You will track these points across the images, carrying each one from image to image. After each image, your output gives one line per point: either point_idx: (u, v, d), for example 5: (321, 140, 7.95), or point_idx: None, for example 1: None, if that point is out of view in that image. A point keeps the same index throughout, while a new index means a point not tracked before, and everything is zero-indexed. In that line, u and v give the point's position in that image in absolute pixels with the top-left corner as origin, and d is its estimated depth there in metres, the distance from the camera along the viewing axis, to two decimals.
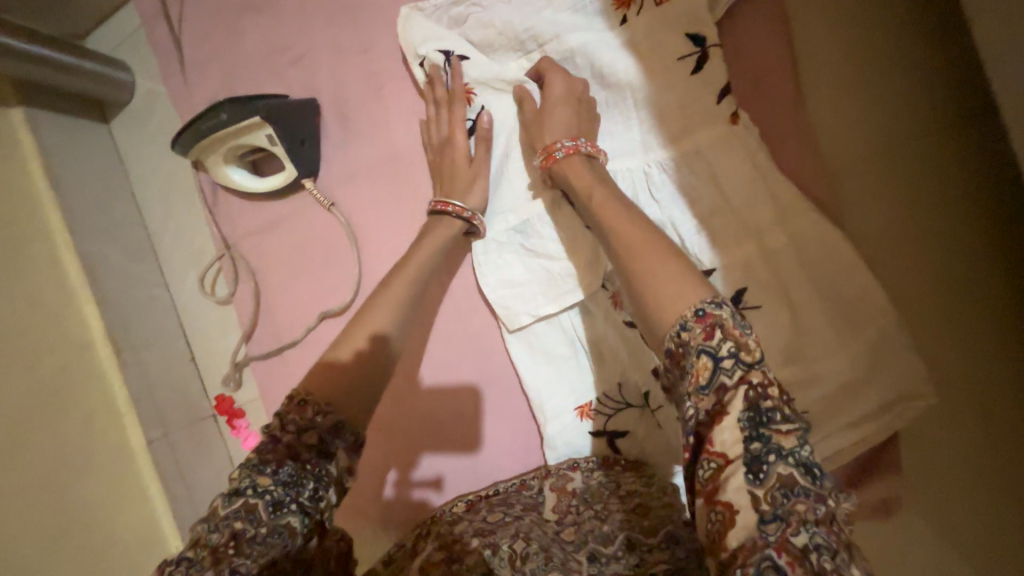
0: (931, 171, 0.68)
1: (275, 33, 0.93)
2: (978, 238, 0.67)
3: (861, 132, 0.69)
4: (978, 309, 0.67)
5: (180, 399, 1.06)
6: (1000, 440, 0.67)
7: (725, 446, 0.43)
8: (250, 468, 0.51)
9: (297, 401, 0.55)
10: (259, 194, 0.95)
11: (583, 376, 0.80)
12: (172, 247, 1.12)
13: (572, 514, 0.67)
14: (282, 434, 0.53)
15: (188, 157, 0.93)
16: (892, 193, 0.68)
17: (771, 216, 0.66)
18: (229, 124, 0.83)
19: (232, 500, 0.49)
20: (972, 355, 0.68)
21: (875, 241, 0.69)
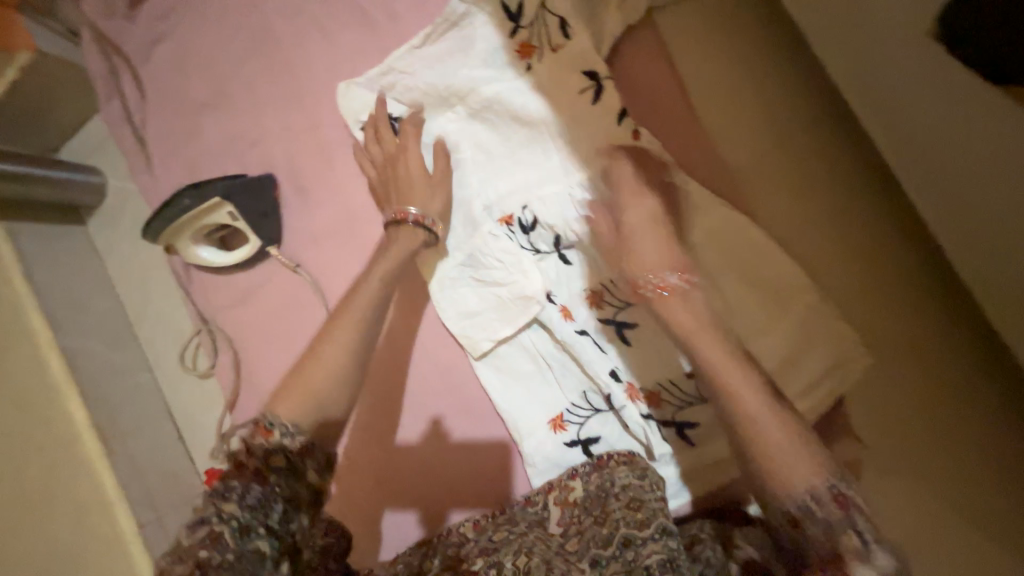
0: (816, 153, 0.77)
1: (230, 123, 1.03)
2: (870, 204, 0.75)
3: (750, 130, 0.78)
4: (887, 266, 0.74)
5: (169, 479, 1.07)
6: (944, 388, 0.71)
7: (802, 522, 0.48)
8: (214, 496, 0.54)
9: (264, 423, 0.58)
10: (229, 267, 1.02)
11: (551, 390, 0.84)
12: (152, 331, 1.16)
13: (575, 524, 0.70)
14: (245, 461, 0.56)
15: (159, 244, 1.00)
16: (789, 177, 0.77)
17: (685, 214, 0.74)
18: (192, 208, 0.91)
19: (197, 527, 0.53)
20: (892, 308, 0.74)
21: (784, 220, 0.76)
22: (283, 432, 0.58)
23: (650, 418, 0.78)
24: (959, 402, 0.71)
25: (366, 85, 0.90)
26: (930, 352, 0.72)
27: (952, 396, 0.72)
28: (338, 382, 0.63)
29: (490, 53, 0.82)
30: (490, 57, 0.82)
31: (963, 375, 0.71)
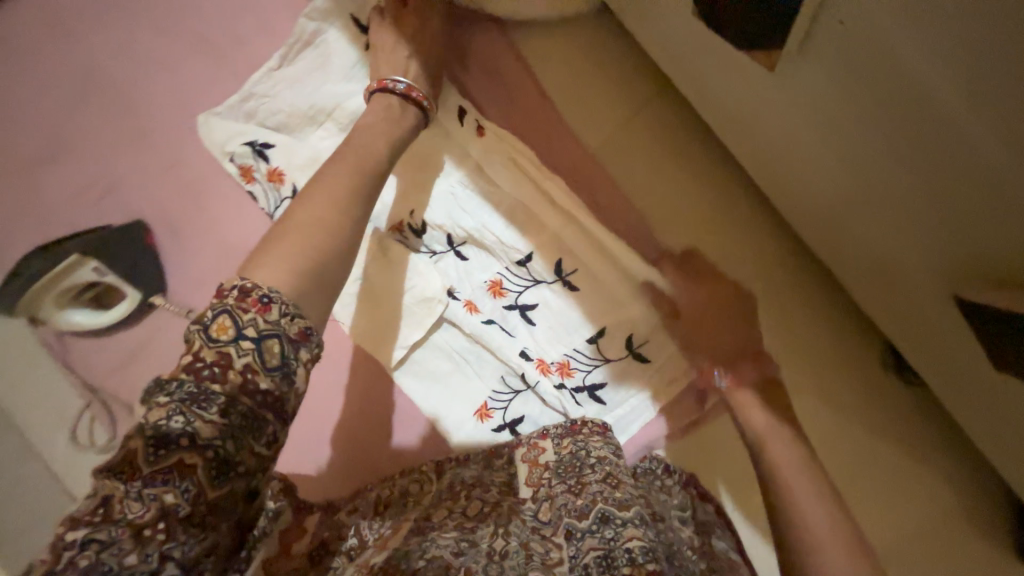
0: (658, 113, 0.85)
1: (77, 173, 0.94)
2: (706, 153, 0.85)
3: (597, 103, 0.84)
4: (731, 205, 0.85)
5: None
6: (781, 301, 0.85)
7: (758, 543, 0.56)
8: (185, 403, 0.43)
9: (252, 296, 0.46)
10: (109, 328, 0.93)
11: (471, 382, 0.87)
12: (32, 416, 1.03)
13: (544, 486, 0.70)
14: (222, 368, 0.44)
15: (19, 317, 0.89)
16: (636, 141, 0.84)
17: (556, 195, 0.80)
18: (48, 272, 0.83)
19: (161, 456, 0.42)
20: (743, 239, 0.85)
21: (642, 183, 0.84)
22: (282, 314, 0.47)
23: (564, 386, 0.84)
24: (797, 307, 0.85)
25: (224, 112, 0.87)
26: (783, 287, 0.85)
27: (801, 310, 0.85)
28: (302, 288, 0.50)
29: (348, 67, 0.83)
30: (349, 69, 0.82)
31: (796, 283, 0.85)
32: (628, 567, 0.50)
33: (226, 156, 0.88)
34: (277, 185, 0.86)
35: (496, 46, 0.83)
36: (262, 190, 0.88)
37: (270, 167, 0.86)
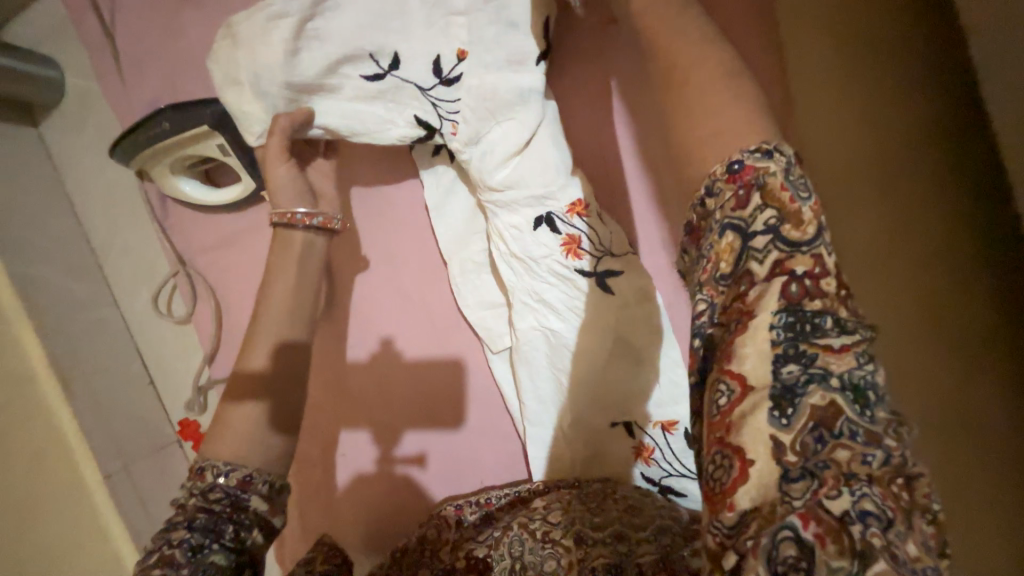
0: (906, 119, 0.66)
1: (222, 28, 0.84)
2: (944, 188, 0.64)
3: (827, 78, 0.69)
4: (947, 262, 0.64)
5: (139, 428, 1.01)
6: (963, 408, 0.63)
7: (750, 357, 0.35)
8: (164, 533, 0.52)
9: (196, 469, 0.55)
10: (214, 207, 0.88)
11: (580, 403, 0.73)
12: (121, 263, 1.03)
13: (561, 501, 0.65)
14: (192, 495, 0.54)
15: (131, 167, 0.84)
16: (852, 142, 0.68)
17: None
18: (171, 133, 0.74)
19: (148, 563, 0.50)
20: (950, 312, 0.64)
21: (830, 192, 0.69)
22: (217, 472, 0.54)
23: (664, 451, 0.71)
24: (990, 424, 0.62)
25: (351, 2, 0.66)
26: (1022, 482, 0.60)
27: (987, 430, 0.62)
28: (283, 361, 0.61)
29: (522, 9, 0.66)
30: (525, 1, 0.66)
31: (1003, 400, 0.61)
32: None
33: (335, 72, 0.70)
34: None
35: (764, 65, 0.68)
36: None
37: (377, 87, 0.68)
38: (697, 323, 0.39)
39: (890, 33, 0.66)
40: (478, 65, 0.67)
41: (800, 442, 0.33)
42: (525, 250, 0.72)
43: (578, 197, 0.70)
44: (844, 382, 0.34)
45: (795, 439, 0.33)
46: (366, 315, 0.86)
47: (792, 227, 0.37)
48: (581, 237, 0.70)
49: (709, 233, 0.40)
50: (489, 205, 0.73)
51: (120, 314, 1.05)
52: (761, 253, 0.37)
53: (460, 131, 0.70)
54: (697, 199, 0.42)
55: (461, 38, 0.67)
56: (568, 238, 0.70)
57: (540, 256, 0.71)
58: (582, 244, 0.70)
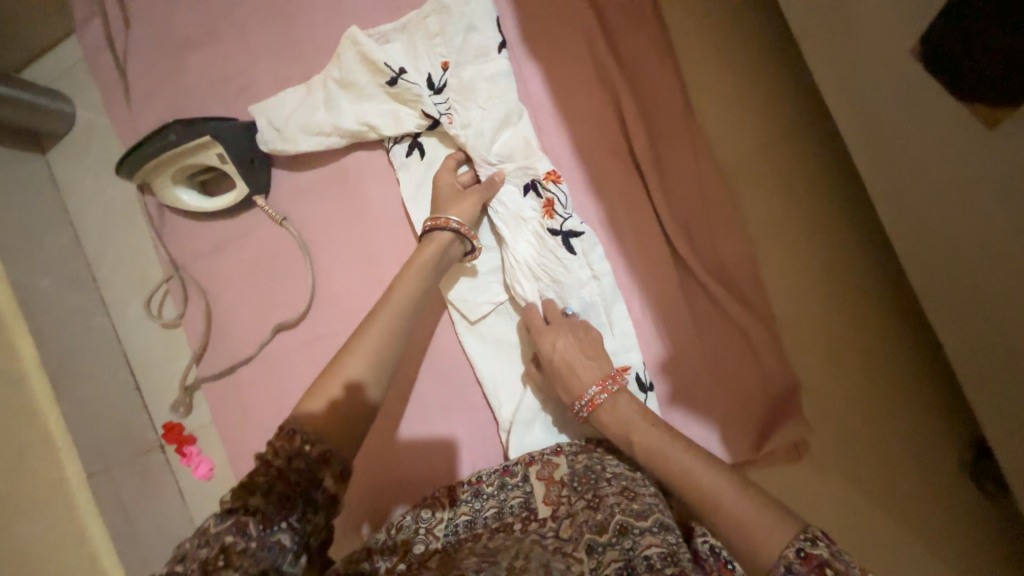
0: (782, 128, 0.83)
1: (221, 64, 0.98)
2: (819, 175, 0.82)
3: (723, 99, 0.84)
4: (843, 237, 0.82)
5: (122, 432, 1.03)
6: (871, 352, 0.81)
7: None
8: (239, 497, 0.57)
9: (286, 432, 0.61)
10: (209, 214, 0.98)
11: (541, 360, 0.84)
12: (114, 275, 1.10)
13: (564, 505, 0.71)
14: (280, 455, 0.59)
15: (134, 179, 0.94)
16: (752, 147, 0.84)
17: (663, 204, 0.81)
18: (178, 145, 0.86)
19: (225, 519, 0.56)
20: (842, 273, 0.82)
21: (743, 191, 0.84)
22: (303, 442, 0.61)
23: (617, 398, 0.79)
24: (888, 354, 0.80)
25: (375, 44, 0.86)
26: (879, 355, 0.81)
27: (870, 365, 0.80)
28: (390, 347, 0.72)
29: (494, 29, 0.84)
30: (492, 14, 0.84)
31: (889, 335, 0.81)
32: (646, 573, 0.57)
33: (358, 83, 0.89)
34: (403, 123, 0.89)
35: (662, 63, 0.83)
36: None
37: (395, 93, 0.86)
38: (782, 563, 0.56)
39: (769, 55, 0.84)
40: (460, 69, 0.83)
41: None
42: (512, 213, 0.82)
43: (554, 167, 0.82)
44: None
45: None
46: (346, 304, 0.95)
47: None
48: (556, 202, 0.81)
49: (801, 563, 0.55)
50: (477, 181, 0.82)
51: (109, 323, 1.11)
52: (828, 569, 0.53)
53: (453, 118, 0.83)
54: (795, 544, 0.57)
55: (443, 52, 0.84)
56: (544, 203, 0.81)
57: (523, 219, 0.82)
58: (556, 207, 0.80)
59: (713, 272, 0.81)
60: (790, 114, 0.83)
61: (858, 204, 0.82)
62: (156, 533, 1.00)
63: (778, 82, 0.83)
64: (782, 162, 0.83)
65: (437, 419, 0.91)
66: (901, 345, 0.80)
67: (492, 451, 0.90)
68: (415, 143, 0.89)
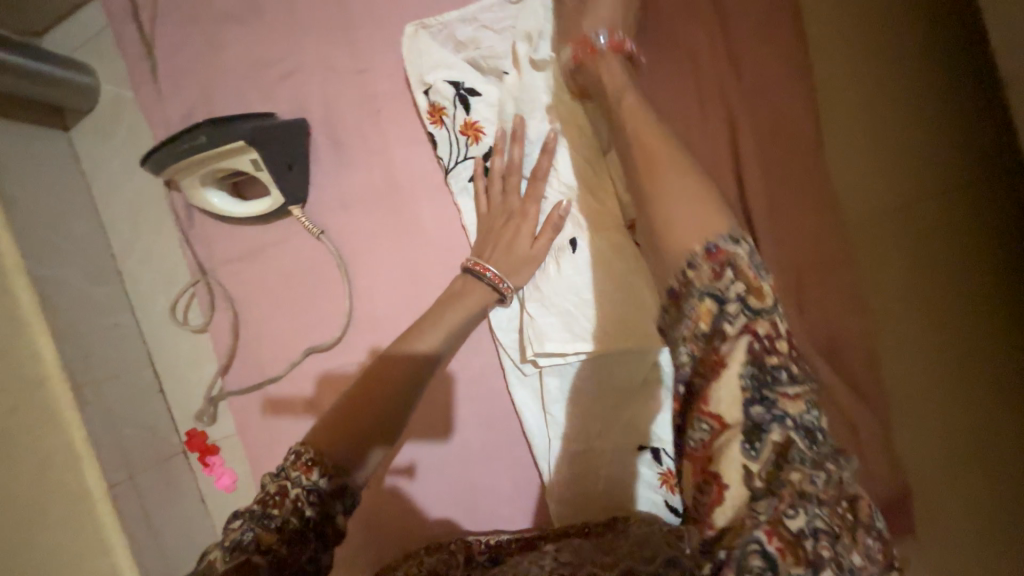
0: (933, 178, 0.67)
1: (260, 46, 0.86)
2: (968, 242, 0.66)
3: (863, 133, 0.68)
4: (985, 323, 0.67)
5: (147, 438, 0.99)
6: (1003, 466, 0.66)
7: (727, 409, 0.44)
8: (254, 520, 0.51)
9: (303, 456, 0.54)
10: (241, 218, 0.88)
11: (609, 418, 0.75)
12: (139, 269, 1.02)
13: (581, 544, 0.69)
14: (302, 475, 0.52)
15: (159, 174, 0.83)
16: (888, 198, 0.68)
17: (773, 262, 0.67)
18: (208, 148, 0.74)
19: (233, 556, 0.48)
20: (982, 364, 0.67)
21: (869, 249, 0.69)
22: (320, 472, 0.53)
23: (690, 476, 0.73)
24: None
25: (442, 49, 0.76)
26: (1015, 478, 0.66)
27: (995, 482, 0.66)
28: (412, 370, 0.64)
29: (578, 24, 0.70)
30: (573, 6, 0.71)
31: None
32: None
33: (423, 88, 0.76)
34: (471, 141, 0.75)
35: (795, 85, 0.67)
36: (447, 139, 0.76)
37: (468, 118, 0.75)
38: (680, 371, 0.49)
39: (932, 85, 0.67)
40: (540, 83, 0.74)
41: (772, 423, 0.43)
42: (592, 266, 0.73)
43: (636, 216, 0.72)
44: (811, 463, 0.42)
45: (770, 423, 0.43)
46: (383, 333, 0.86)
47: (756, 298, 0.46)
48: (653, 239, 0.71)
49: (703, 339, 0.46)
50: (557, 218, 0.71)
51: (135, 320, 1.04)
52: (798, 438, 0.43)
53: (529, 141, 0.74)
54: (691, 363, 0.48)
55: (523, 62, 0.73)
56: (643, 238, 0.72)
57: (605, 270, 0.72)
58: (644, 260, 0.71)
59: (821, 344, 0.67)
60: (955, 166, 0.66)
61: (1022, 293, 0.66)
62: (179, 542, 0.98)
63: (937, 122, 0.67)
64: (930, 225, 0.67)
65: (476, 469, 0.83)
66: None
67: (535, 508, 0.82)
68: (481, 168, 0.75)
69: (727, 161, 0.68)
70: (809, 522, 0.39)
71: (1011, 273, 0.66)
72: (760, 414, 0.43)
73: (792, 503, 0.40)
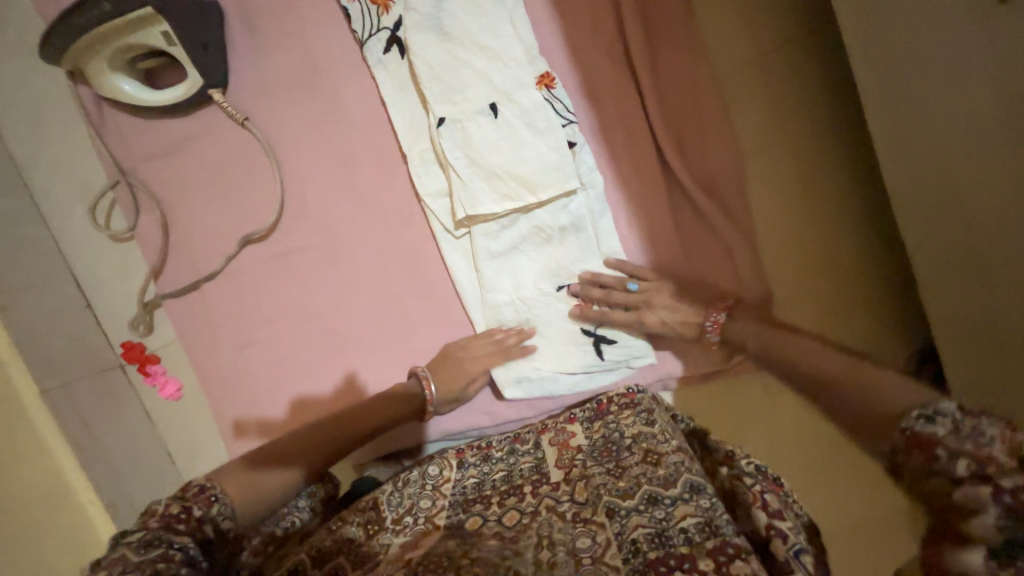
0: (781, 42, 0.81)
1: None
2: (812, 95, 0.82)
3: (725, 5, 0.81)
4: (825, 163, 0.82)
5: (78, 351, 0.96)
6: (841, 274, 0.83)
7: (961, 496, 0.41)
8: (156, 533, 0.49)
9: (208, 489, 0.55)
10: (157, 110, 0.87)
11: (532, 264, 0.83)
12: (49, 180, 0.98)
13: (577, 467, 0.69)
14: (200, 507, 0.53)
15: (63, 65, 0.81)
16: (747, 61, 0.81)
17: (657, 112, 0.79)
18: (115, 17, 0.74)
19: (149, 549, 0.47)
20: (827, 195, 0.83)
21: (737, 106, 0.82)
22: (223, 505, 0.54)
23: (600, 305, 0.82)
24: (856, 278, 0.83)
25: None
26: (858, 278, 0.83)
27: (838, 286, 0.84)
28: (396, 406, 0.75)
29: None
30: None
31: (862, 259, 0.83)
32: (686, 547, 0.55)
33: None
34: (380, 10, 0.80)
35: None
36: (360, 11, 0.81)
37: None
38: (892, 438, 0.47)
39: None
40: None
41: (900, 443, 0.46)
42: (502, 122, 0.77)
43: (548, 70, 0.77)
44: None
45: (900, 455, 0.46)
46: (319, 217, 0.89)
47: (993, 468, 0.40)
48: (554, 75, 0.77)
49: (905, 469, 0.45)
50: (468, 82, 0.77)
51: (49, 235, 0.99)
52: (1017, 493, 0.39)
53: (436, 7, 0.77)
54: (891, 439, 0.47)
55: None
56: (544, 74, 0.77)
57: (516, 123, 0.77)
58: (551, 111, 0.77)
59: (698, 183, 0.80)
60: (792, 27, 0.81)
61: (853, 130, 0.82)
62: (130, 451, 0.98)
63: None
64: (783, 82, 0.81)
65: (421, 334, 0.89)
66: (869, 269, 0.83)
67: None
68: (394, 38, 0.80)
69: (614, 25, 0.78)
70: (927, 467, 0.43)
71: (844, 115, 0.82)
72: (886, 449, 0.47)
73: (969, 515, 0.41)
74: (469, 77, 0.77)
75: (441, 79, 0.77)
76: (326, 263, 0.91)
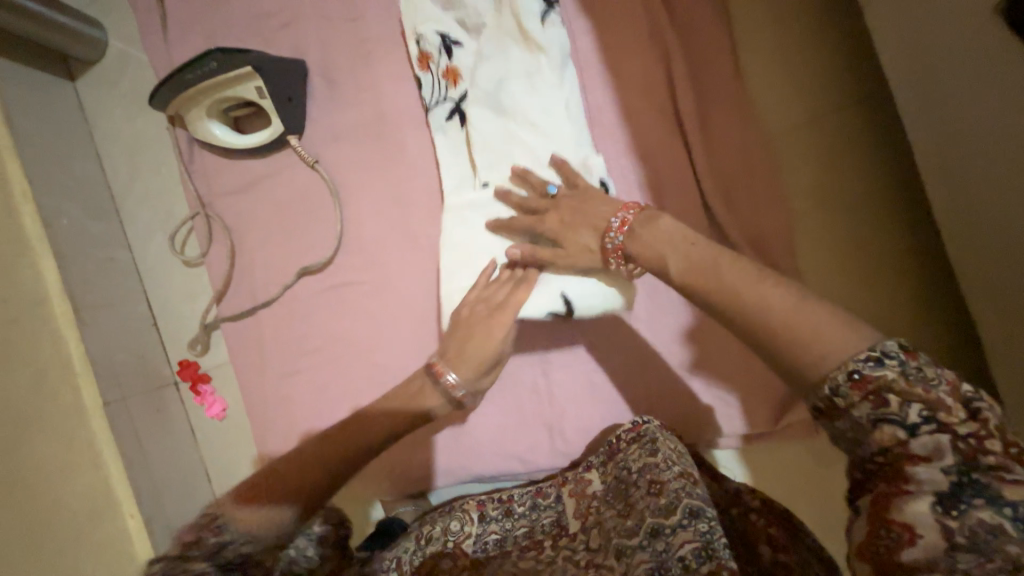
0: (829, 104, 0.83)
1: None
2: (861, 156, 0.82)
3: (770, 70, 0.84)
4: (878, 223, 0.81)
5: (139, 366, 1.02)
6: (897, 337, 0.80)
7: (919, 450, 0.43)
8: (168, 562, 0.47)
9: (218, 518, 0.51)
10: (239, 151, 0.97)
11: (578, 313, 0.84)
12: (138, 208, 1.09)
13: (593, 515, 0.69)
14: (213, 534, 0.49)
15: (168, 111, 0.92)
16: (793, 122, 0.83)
17: (705, 169, 0.81)
18: (219, 73, 0.85)
19: None
20: (880, 255, 0.81)
21: (785, 164, 0.83)
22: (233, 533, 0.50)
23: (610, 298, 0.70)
24: (913, 341, 0.80)
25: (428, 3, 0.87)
26: (919, 337, 0.80)
27: None
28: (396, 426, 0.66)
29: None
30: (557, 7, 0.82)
31: (918, 321, 0.81)
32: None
33: (414, 36, 0.87)
34: (449, 84, 0.85)
35: (716, 31, 0.83)
36: (431, 82, 0.87)
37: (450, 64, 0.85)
38: (833, 385, 0.44)
39: (825, 33, 0.83)
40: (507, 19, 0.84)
41: (846, 387, 0.44)
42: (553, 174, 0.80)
43: None
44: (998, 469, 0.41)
45: (842, 399, 0.44)
46: (372, 253, 0.95)
47: (942, 414, 0.42)
48: None
49: (845, 421, 0.45)
50: (524, 137, 0.82)
51: (130, 257, 1.09)
52: (962, 442, 0.42)
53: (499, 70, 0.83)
54: (824, 386, 0.45)
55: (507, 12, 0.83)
56: None
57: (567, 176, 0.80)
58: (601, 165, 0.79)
59: (747, 238, 0.81)
60: (839, 90, 0.82)
61: (907, 191, 0.81)
62: (172, 468, 1.01)
63: (828, 61, 0.82)
64: (831, 142, 0.82)
65: None
66: (926, 332, 0.80)
67: (529, 411, 0.87)
68: (456, 109, 0.85)
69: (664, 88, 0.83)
70: (876, 415, 0.43)
71: (897, 174, 0.81)
72: (822, 398, 0.46)
73: (910, 453, 0.43)
74: (524, 131, 0.82)
75: (498, 132, 0.83)
76: (375, 297, 0.95)
